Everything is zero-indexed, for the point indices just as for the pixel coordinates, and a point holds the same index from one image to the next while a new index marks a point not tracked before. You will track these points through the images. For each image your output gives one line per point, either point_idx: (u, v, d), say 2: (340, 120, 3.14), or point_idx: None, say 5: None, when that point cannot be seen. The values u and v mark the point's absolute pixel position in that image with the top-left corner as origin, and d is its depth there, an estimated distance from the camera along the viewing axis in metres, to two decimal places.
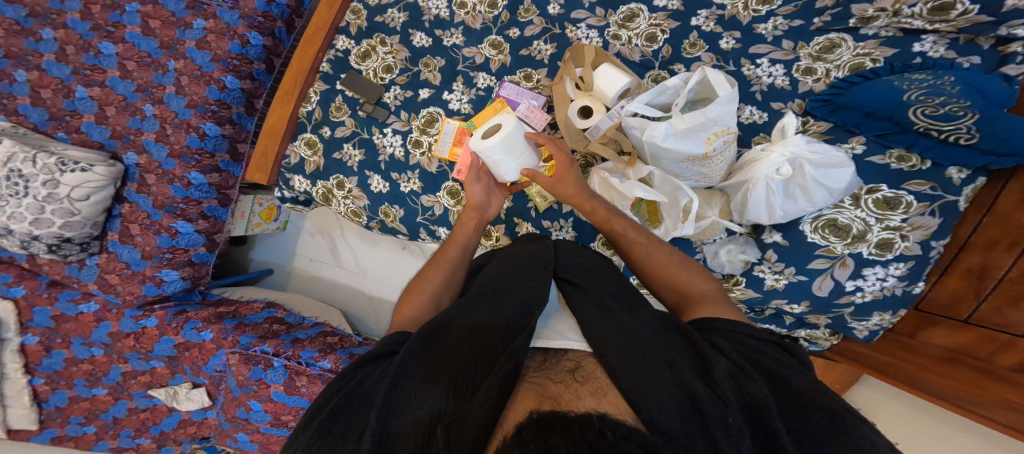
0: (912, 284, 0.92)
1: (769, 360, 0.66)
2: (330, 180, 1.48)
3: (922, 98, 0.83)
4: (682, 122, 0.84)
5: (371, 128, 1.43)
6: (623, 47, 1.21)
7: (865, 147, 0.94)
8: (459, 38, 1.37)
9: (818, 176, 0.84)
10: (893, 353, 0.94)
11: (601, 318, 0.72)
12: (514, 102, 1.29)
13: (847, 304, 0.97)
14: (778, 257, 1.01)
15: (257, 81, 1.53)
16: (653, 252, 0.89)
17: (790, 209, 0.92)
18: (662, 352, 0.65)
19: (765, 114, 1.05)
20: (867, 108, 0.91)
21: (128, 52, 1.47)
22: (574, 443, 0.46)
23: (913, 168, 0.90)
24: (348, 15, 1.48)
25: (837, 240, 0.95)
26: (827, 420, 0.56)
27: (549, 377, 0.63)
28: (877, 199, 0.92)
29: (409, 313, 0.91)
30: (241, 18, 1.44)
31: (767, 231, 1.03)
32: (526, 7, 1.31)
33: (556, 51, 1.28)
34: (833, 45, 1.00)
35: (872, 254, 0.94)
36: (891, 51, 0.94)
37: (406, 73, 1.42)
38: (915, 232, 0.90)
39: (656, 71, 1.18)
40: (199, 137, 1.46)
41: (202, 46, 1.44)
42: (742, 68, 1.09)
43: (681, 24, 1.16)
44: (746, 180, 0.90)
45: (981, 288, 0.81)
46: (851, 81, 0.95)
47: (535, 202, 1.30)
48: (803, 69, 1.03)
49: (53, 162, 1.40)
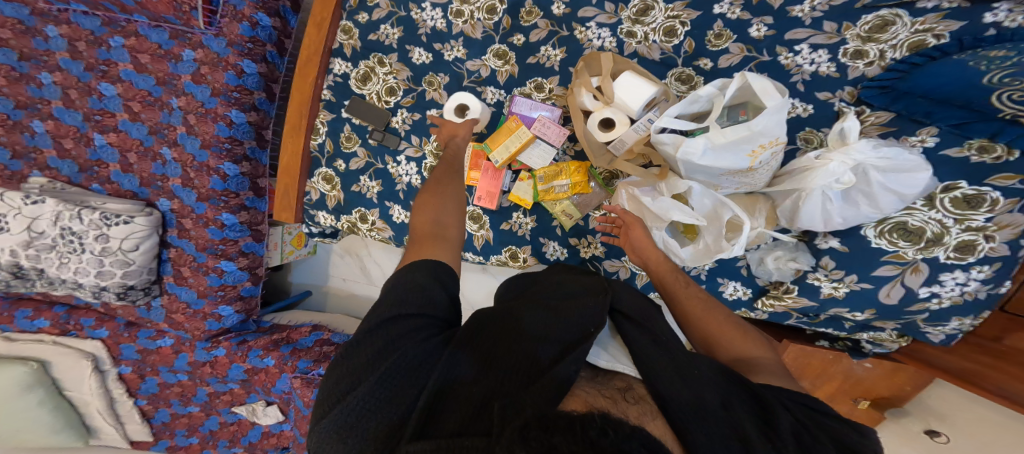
0: (998, 286, 0.83)
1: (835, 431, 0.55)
2: (353, 212, 1.46)
3: (1005, 81, 0.71)
4: (721, 136, 0.78)
5: (384, 156, 1.40)
6: (640, 45, 1.13)
7: (937, 139, 0.83)
8: (460, 51, 1.32)
9: (885, 183, 0.76)
10: (975, 358, 0.88)
11: (654, 344, 0.64)
12: (528, 118, 1.21)
13: (920, 310, 0.90)
14: (836, 264, 0.94)
15: (261, 111, 1.50)
16: (711, 310, 0.79)
17: (852, 216, 0.84)
18: (719, 389, 0.58)
19: (810, 106, 0.97)
20: (937, 95, 0.81)
21: (128, 92, 1.48)
22: (575, 442, 0.41)
23: (997, 161, 0.78)
24: (339, 34, 1.43)
25: (907, 244, 0.86)
26: None
27: (599, 391, 0.60)
28: (955, 198, 0.81)
29: (429, 215, 0.91)
30: (230, 46, 1.40)
31: (821, 236, 0.95)
32: (527, 10, 1.25)
33: (566, 56, 1.21)
34: (886, 22, 0.90)
35: (950, 258, 0.85)
36: (958, 24, 0.84)
37: (410, 93, 1.37)
38: (1002, 232, 0.80)
39: (680, 68, 1.10)
40: (221, 179, 1.46)
41: (199, 79, 1.43)
42: (778, 57, 1.00)
43: (702, 13, 1.07)
44: (797, 188, 0.83)
45: None
46: (912, 62, 0.86)
47: (559, 221, 1.25)
48: (851, 52, 0.94)
49: (97, 217, 1.44)
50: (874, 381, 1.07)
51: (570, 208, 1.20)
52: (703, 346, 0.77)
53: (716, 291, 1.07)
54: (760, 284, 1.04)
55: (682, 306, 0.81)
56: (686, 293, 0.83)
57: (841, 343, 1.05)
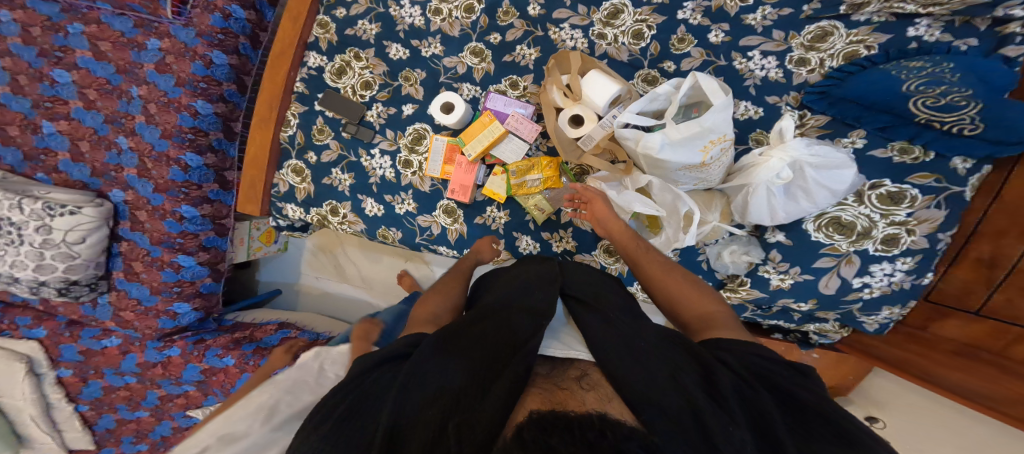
0: (921, 277, 0.93)
1: (773, 376, 0.62)
2: (323, 205, 1.45)
3: (921, 88, 0.83)
4: (677, 132, 0.84)
5: (357, 149, 1.40)
6: (610, 46, 1.19)
7: (866, 140, 0.94)
8: (437, 48, 1.34)
9: (818, 178, 0.84)
10: (905, 347, 0.98)
11: (605, 333, 0.67)
12: (502, 113, 1.26)
13: (855, 300, 0.98)
14: (783, 257, 1.01)
15: (230, 103, 1.47)
16: (669, 268, 0.85)
17: (794, 209, 0.91)
18: (666, 363, 0.61)
19: (760, 109, 1.04)
20: (868, 101, 0.91)
21: (84, 79, 1.42)
22: (575, 442, 0.45)
23: (916, 161, 0.90)
24: (316, 28, 1.43)
25: (842, 237, 0.95)
26: (831, 433, 0.54)
27: (555, 383, 0.60)
28: (880, 195, 0.92)
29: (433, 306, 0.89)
30: (199, 37, 1.38)
31: (770, 230, 1.02)
32: (504, 10, 1.28)
33: (540, 56, 1.25)
34: (825, 33, 0.99)
35: (878, 250, 0.94)
36: (885, 37, 0.94)
37: (386, 88, 1.38)
38: (921, 226, 0.91)
39: (646, 70, 1.16)
40: (182, 170, 1.42)
41: (163, 69, 1.39)
42: (733, 62, 1.07)
43: (667, 18, 1.13)
44: (746, 184, 0.90)
45: (992, 280, 0.84)
46: (847, 70, 0.95)
47: (532, 215, 1.29)
48: (796, 60, 1.01)
49: (40, 206, 1.37)
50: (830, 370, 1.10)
51: (542, 203, 1.25)
52: (665, 305, 0.82)
53: None
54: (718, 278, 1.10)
55: (643, 267, 0.87)
56: (648, 256, 0.88)
57: (793, 335, 1.14)
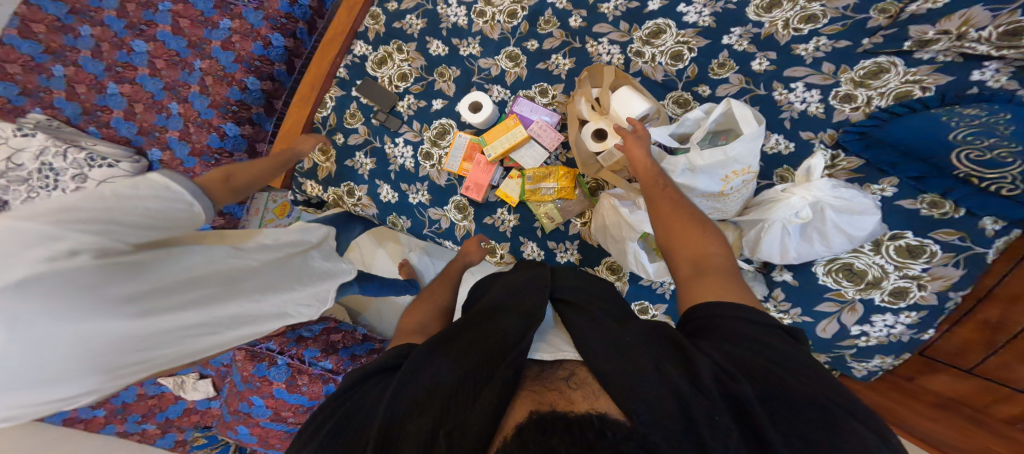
0: (921, 333, 0.93)
1: (760, 346, 0.56)
2: (341, 186, 1.46)
3: (967, 138, 0.82)
4: (700, 159, 0.85)
5: (383, 137, 1.42)
6: (646, 65, 1.20)
7: (896, 190, 0.92)
8: (475, 48, 1.37)
9: (838, 221, 0.84)
10: (886, 393, 1.03)
11: (590, 328, 0.64)
12: (526, 119, 1.28)
13: (849, 346, 0.98)
14: (785, 296, 1.01)
15: (277, 82, 1.52)
16: (681, 199, 0.81)
17: (806, 250, 0.91)
18: (650, 354, 0.57)
19: (792, 145, 1.05)
20: (906, 146, 0.90)
21: (158, 51, 1.42)
22: (574, 444, 0.44)
23: (944, 216, 0.88)
24: (367, 19, 1.48)
25: (850, 284, 0.94)
26: (816, 416, 0.49)
27: (543, 384, 0.58)
28: (899, 247, 0.90)
29: (417, 318, 0.88)
30: (265, 19, 1.44)
31: (778, 268, 1.01)
32: (546, 19, 1.31)
33: (573, 67, 1.27)
34: (880, 69, 0.98)
35: (884, 301, 0.93)
36: (945, 79, 0.91)
37: (420, 82, 1.41)
38: (934, 283, 0.89)
39: (678, 92, 1.17)
40: (219, 137, 1.44)
41: (226, 46, 1.43)
42: (773, 92, 1.08)
43: (711, 42, 1.14)
44: (761, 219, 0.90)
45: (991, 344, 0.87)
46: (893, 112, 0.94)
47: (541, 223, 1.29)
48: (842, 96, 1.01)
49: (83, 156, 1.33)
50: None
51: (553, 212, 1.25)
52: (665, 244, 0.77)
53: None
54: None
55: (655, 197, 0.83)
56: (660, 193, 0.82)
57: None
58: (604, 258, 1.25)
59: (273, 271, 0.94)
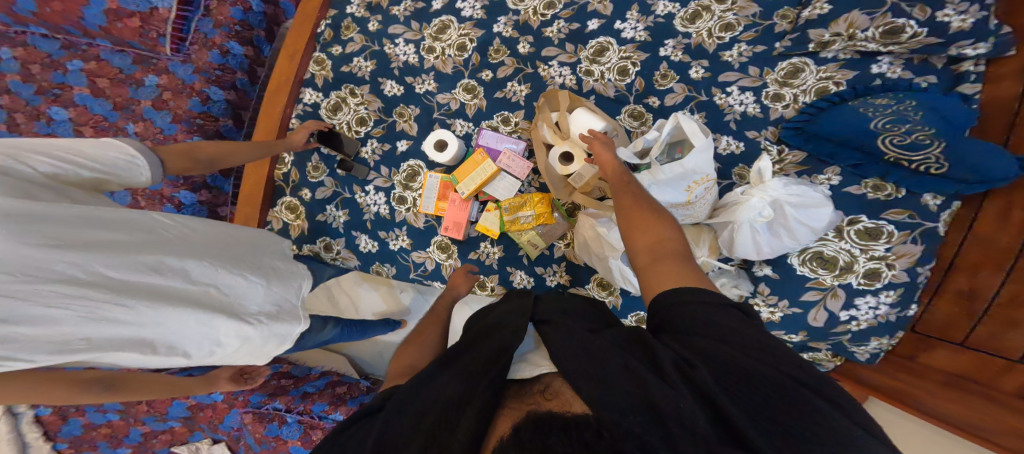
0: (906, 309, 0.96)
1: (716, 327, 0.56)
2: (316, 242, 1.44)
3: (888, 126, 0.91)
4: (662, 173, 0.88)
5: (352, 186, 1.42)
6: (597, 82, 1.24)
7: (841, 178, 1.00)
8: (431, 84, 1.39)
9: (799, 216, 0.88)
10: (895, 376, 0.98)
11: (563, 332, 0.65)
12: (493, 150, 1.29)
13: (844, 332, 1.01)
14: (771, 290, 1.05)
15: (225, 138, 1.48)
16: (641, 194, 0.81)
17: (778, 245, 0.94)
18: (620, 352, 0.58)
19: (742, 144, 1.10)
20: (839, 137, 0.98)
21: (81, 117, 1.33)
22: (570, 443, 0.46)
23: (889, 197, 0.96)
24: (312, 65, 1.49)
25: (826, 272, 0.99)
26: (771, 389, 0.50)
27: (523, 399, 0.59)
28: (859, 230, 0.97)
29: (408, 360, 0.88)
30: (197, 73, 1.38)
31: (757, 264, 1.07)
32: (495, 48, 1.34)
33: (530, 92, 1.30)
34: (796, 69, 1.07)
35: (861, 284, 0.97)
36: (852, 74, 1.01)
37: (381, 124, 1.41)
38: (900, 261, 0.95)
39: (632, 106, 1.20)
40: (175, 207, 1.40)
41: (160, 106, 1.36)
42: (714, 98, 1.14)
43: (650, 55, 1.20)
44: (729, 220, 0.94)
45: (972, 314, 0.86)
46: (819, 106, 1.02)
47: (526, 250, 1.30)
48: (771, 96, 1.08)
49: None
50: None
51: (535, 238, 1.26)
52: (623, 229, 0.78)
53: None
54: None
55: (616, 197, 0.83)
56: (622, 185, 0.84)
57: None
58: (594, 275, 1.26)
59: (201, 245, 0.89)
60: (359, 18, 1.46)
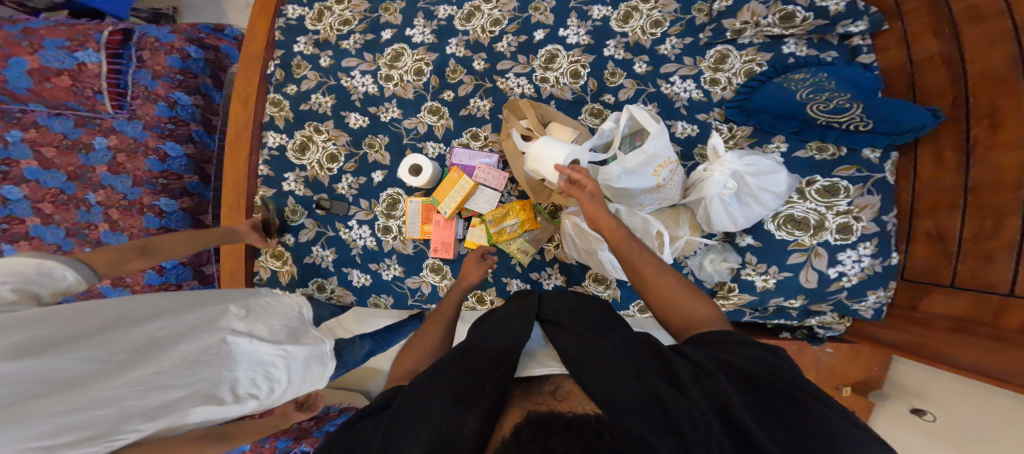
0: (887, 257, 1.02)
1: (740, 357, 0.65)
2: (309, 285, 1.42)
3: (811, 96, 1.01)
4: (628, 162, 0.91)
5: (334, 224, 1.41)
6: (554, 88, 1.30)
7: (787, 145, 1.09)
8: (395, 111, 1.41)
9: (759, 184, 0.92)
10: (907, 330, 0.99)
11: (572, 340, 0.70)
12: (469, 167, 1.32)
13: (838, 289, 1.05)
14: (758, 258, 1.08)
15: (194, 195, 1.53)
16: (664, 273, 0.82)
17: (751, 214, 0.98)
18: (634, 363, 0.64)
19: (695, 126, 1.18)
20: (774, 111, 1.08)
21: (36, 192, 1.36)
22: (572, 442, 0.48)
23: (835, 156, 1.06)
24: (269, 108, 1.46)
25: (802, 233, 1.04)
26: (788, 405, 0.57)
27: (532, 401, 0.63)
28: (818, 190, 1.04)
29: (409, 364, 0.88)
30: (147, 129, 1.42)
31: (738, 235, 1.10)
32: (452, 69, 1.39)
33: (494, 106, 1.35)
34: (723, 56, 1.18)
35: (838, 240, 1.03)
36: (768, 55, 1.15)
37: (352, 158, 1.42)
38: (866, 212, 1.02)
39: (590, 104, 1.27)
40: (158, 273, 1.42)
41: (116, 169, 1.41)
42: (661, 88, 1.22)
43: (596, 57, 1.28)
44: (700, 198, 0.97)
45: (951, 252, 0.91)
46: (750, 85, 1.12)
47: (518, 259, 1.31)
48: (709, 81, 1.19)
49: None
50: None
51: (524, 245, 1.28)
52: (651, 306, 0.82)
53: None
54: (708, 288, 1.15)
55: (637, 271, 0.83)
56: (641, 259, 0.83)
57: (799, 332, 1.19)
58: (587, 271, 1.27)
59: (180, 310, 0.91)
60: (308, 55, 1.47)
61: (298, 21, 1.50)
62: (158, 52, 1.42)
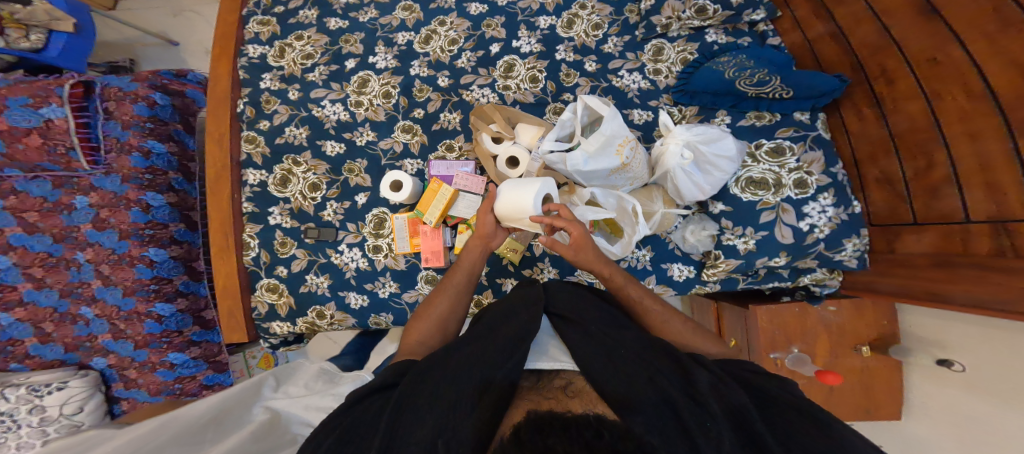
0: (849, 206, 1.08)
1: (760, 383, 0.72)
2: (308, 313, 1.43)
3: (737, 74, 1.13)
4: (590, 146, 0.96)
5: (325, 250, 1.42)
6: (517, 93, 1.37)
7: (730, 117, 1.19)
8: (370, 135, 1.43)
9: (712, 151, 0.98)
10: (897, 273, 1.02)
11: (583, 342, 0.76)
12: (447, 176, 1.35)
13: (816, 242, 1.08)
14: (734, 222, 1.12)
15: (184, 243, 1.49)
16: (668, 320, 0.91)
17: (714, 180, 1.03)
18: (646, 368, 0.71)
19: (649, 112, 1.28)
20: (710, 89, 1.20)
21: (24, 258, 1.43)
22: (571, 443, 0.50)
23: (771, 121, 1.16)
24: (245, 145, 1.48)
25: (765, 192, 1.08)
26: (806, 424, 0.63)
27: (541, 395, 0.65)
28: (766, 151, 1.11)
29: (417, 336, 0.93)
30: (127, 182, 1.43)
31: (711, 203, 1.15)
32: (419, 88, 1.43)
33: (462, 117, 1.39)
34: (659, 48, 1.31)
35: (799, 194, 1.07)
36: (696, 44, 1.28)
37: (334, 184, 1.44)
38: (813, 167, 1.09)
39: (553, 104, 1.34)
40: (156, 321, 1.42)
41: (100, 225, 1.43)
42: (613, 82, 1.32)
43: (550, 61, 1.36)
44: (665, 171, 1.04)
45: (901, 192, 0.99)
46: (688, 71, 1.25)
47: (508, 258, 1.33)
48: (652, 71, 1.30)
49: (23, 391, 1.36)
50: (853, 324, 1.19)
51: (513, 243, 1.28)
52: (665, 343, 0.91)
53: (667, 276, 1.21)
54: (697, 259, 1.21)
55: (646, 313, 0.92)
56: (649, 307, 0.93)
57: (799, 294, 1.25)
58: None
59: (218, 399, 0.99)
60: (277, 90, 1.49)
61: (261, 60, 1.52)
62: (124, 102, 1.43)
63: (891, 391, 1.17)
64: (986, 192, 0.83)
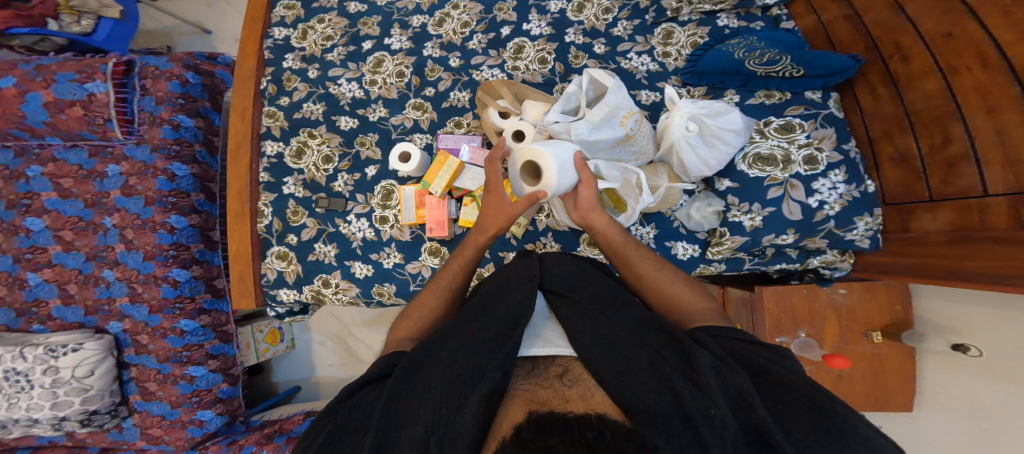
0: (862, 184, 1.07)
1: (758, 359, 0.71)
2: (314, 281, 1.44)
3: (746, 54, 1.12)
4: (595, 116, 0.96)
5: (334, 220, 1.44)
6: (525, 74, 1.36)
7: (739, 96, 1.18)
8: (382, 111, 1.43)
9: (718, 124, 0.97)
10: (910, 253, 1.00)
11: (579, 321, 0.76)
12: (455, 150, 1.35)
13: (825, 220, 1.08)
14: (740, 198, 1.12)
15: (203, 213, 1.50)
16: (660, 273, 0.92)
17: (720, 155, 1.04)
18: (646, 350, 0.71)
19: (657, 93, 1.26)
20: (719, 69, 1.18)
21: (57, 221, 1.47)
22: (572, 443, 0.51)
23: (781, 100, 1.15)
24: (265, 119, 1.49)
25: (773, 168, 1.08)
26: (807, 406, 0.63)
27: (539, 385, 0.66)
28: (776, 128, 1.11)
29: (411, 324, 0.95)
30: (155, 152, 1.44)
31: (717, 181, 1.15)
32: (431, 67, 1.42)
33: (471, 95, 1.38)
34: (668, 32, 1.29)
35: (808, 170, 1.07)
36: (707, 29, 1.26)
37: (346, 157, 1.44)
38: (824, 143, 1.09)
39: (560, 84, 1.33)
40: (172, 286, 1.45)
41: (129, 191, 1.45)
42: (620, 64, 1.30)
43: (559, 43, 1.35)
44: (670, 145, 1.04)
45: (918, 172, 0.97)
46: (697, 54, 1.23)
47: (511, 231, 1.34)
48: (662, 54, 1.29)
49: (42, 351, 1.42)
50: (865, 309, 1.21)
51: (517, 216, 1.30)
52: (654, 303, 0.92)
53: (670, 254, 1.22)
54: (702, 238, 1.21)
55: (637, 269, 0.94)
56: (643, 264, 0.94)
57: (806, 277, 1.21)
58: (580, 237, 1.32)
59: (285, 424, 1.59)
60: (297, 70, 1.49)
61: (285, 40, 1.52)
62: (160, 80, 1.44)
63: (902, 377, 1.19)
64: (1006, 169, 0.82)
